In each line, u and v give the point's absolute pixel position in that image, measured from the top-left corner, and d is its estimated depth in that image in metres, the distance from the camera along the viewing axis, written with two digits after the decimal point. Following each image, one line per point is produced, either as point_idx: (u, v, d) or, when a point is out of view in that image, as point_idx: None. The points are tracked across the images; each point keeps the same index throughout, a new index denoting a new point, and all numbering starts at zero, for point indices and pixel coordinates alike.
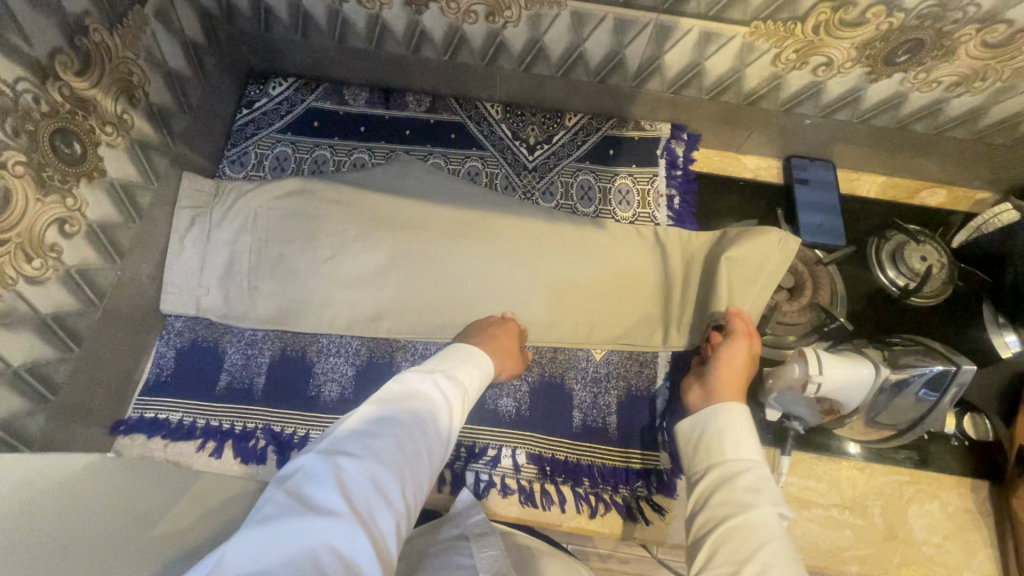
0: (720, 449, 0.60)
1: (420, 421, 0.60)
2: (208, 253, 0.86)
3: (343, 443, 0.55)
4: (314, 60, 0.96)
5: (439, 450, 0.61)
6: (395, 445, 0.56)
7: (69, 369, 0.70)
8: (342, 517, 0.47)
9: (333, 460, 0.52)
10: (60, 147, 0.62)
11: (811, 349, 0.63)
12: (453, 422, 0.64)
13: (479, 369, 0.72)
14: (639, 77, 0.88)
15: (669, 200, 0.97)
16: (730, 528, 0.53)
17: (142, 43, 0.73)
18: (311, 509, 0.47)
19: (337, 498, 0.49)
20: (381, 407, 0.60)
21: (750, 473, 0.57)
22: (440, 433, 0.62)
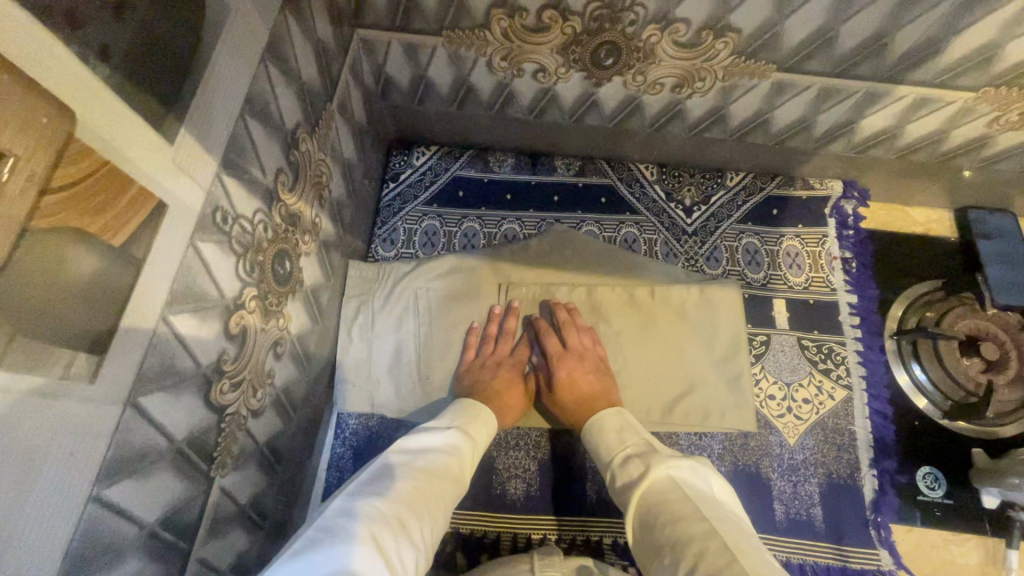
0: (606, 449, 0.64)
1: (440, 469, 0.60)
2: (377, 343, 0.83)
3: (367, 489, 0.54)
4: (462, 129, 0.92)
5: (454, 497, 0.60)
6: (411, 487, 0.55)
7: (272, 490, 0.66)
8: (364, 546, 0.46)
9: (360, 503, 0.51)
10: (277, 270, 0.59)
11: None
12: (465, 469, 0.63)
13: (490, 426, 0.70)
14: (824, 139, 0.82)
15: (844, 263, 0.91)
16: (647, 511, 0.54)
17: (329, 141, 0.69)
18: (338, 539, 0.47)
19: (358, 530, 0.48)
20: (404, 454, 0.60)
21: (633, 454, 0.61)
22: (456, 478, 0.61)
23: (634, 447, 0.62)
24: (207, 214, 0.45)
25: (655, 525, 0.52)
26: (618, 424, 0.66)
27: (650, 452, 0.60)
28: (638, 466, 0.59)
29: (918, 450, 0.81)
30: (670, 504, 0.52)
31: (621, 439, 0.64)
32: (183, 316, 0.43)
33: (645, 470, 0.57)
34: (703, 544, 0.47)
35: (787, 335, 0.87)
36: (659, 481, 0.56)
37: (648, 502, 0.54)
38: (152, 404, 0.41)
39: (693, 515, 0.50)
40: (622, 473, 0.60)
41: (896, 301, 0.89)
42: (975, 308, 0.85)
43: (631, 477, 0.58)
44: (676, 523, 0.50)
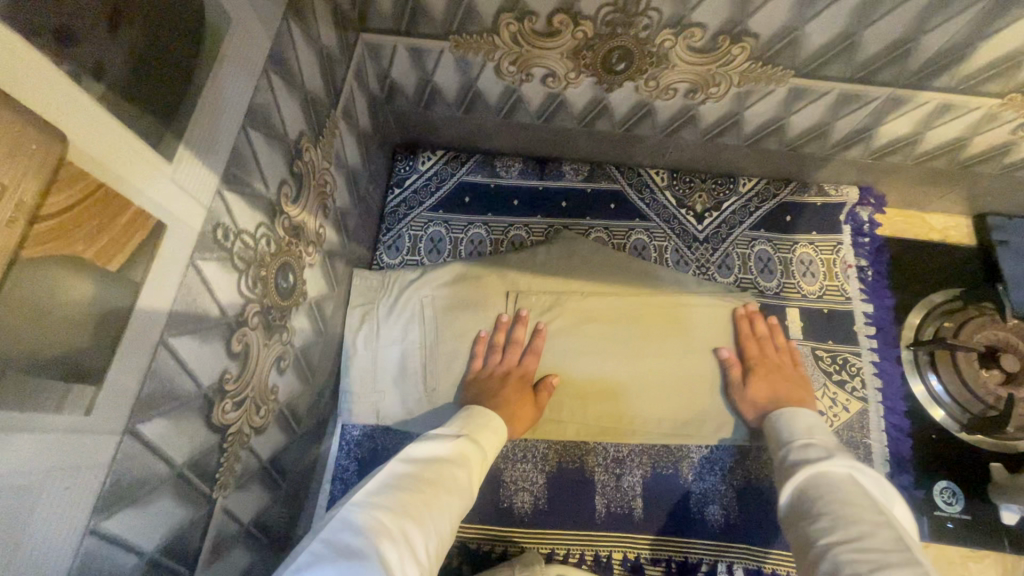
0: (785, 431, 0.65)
1: (446, 477, 0.58)
2: (382, 353, 0.82)
3: (372, 498, 0.53)
4: (468, 134, 0.90)
5: (460, 509, 0.58)
6: (416, 496, 0.54)
7: (276, 506, 0.65)
8: (367, 561, 0.45)
9: (366, 513, 0.50)
10: (281, 283, 0.57)
11: None
12: (472, 479, 0.61)
13: (497, 433, 0.69)
14: (840, 146, 0.80)
15: (859, 272, 0.89)
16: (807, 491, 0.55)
17: (334, 149, 0.67)
18: (341, 553, 0.46)
19: (361, 544, 0.46)
20: (410, 463, 0.59)
21: (816, 442, 0.61)
22: (462, 489, 0.59)
23: (825, 440, 0.61)
24: (207, 231, 0.43)
25: (817, 504, 0.52)
26: (809, 422, 0.65)
27: (834, 446, 0.60)
28: (821, 453, 0.58)
29: (935, 464, 0.78)
30: (835, 491, 0.53)
31: (815, 429, 0.64)
32: (183, 337, 0.42)
33: (827, 456, 0.57)
34: (869, 534, 0.47)
35: (800, 346, 0.85)
36: (836, 468, 0.55)
37: (818, 482, 0.55)
38: (151, 431, 0.40)
39: (863, 508, 0.50)
40: (795, 453, 0.61)
41: (913, 310, 0.87)
42: (996, 318, 0.82)
43: (807, 458, 0.58)
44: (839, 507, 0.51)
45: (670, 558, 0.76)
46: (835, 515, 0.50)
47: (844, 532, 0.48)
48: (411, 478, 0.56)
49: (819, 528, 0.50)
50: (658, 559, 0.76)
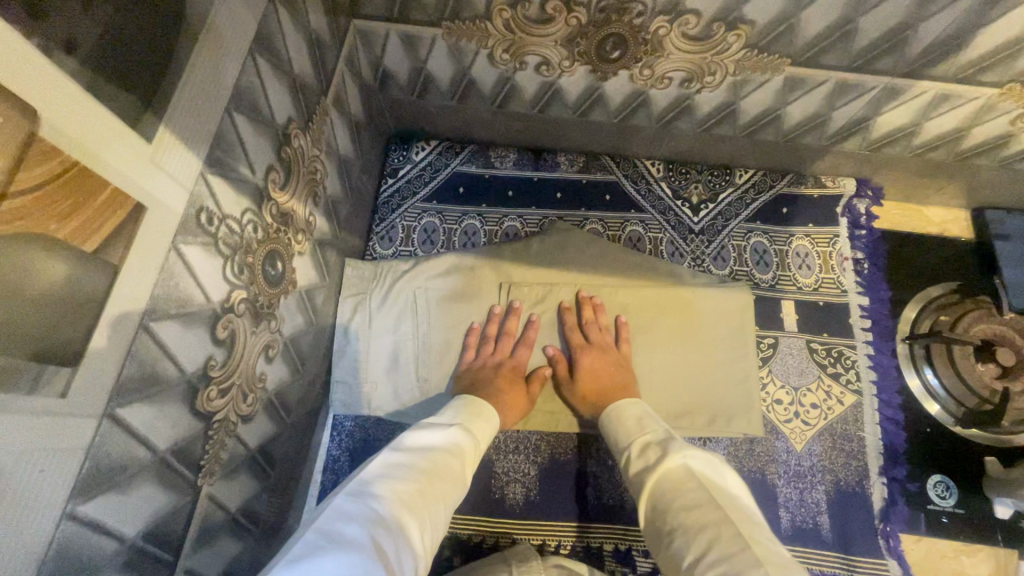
0: (627, 432, 0.63)
1: (441, 467, 0.58)
2: (375, 343, 0.81)
3: (367, 486, 0.52)
4: (463, 124, 0.89)
5: (454, 499, 0.57)
6: (411, 486, 0.53)
7: (265, 496, 0.65)
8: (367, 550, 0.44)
9: (361, 503, 0.49)
10: (268, 271, 0.57)
11: None
12: (465, 471, 0.61)
13: (490, 424, 0.69)
14: (837, 137, 0.79)
15: (856, 265, 0.88)
16: (654, 496, 0.53)
17: (324, 136, 0.66)
18: (339, 541, 0.44)
19: (359, 532, 0.45)
20: (405, 452, 0.58)
21: (653, 440, 0.60)
22: (457, 480, 0.59)
23: (657, 432, 0.61)
24: (190, 215, 0.43)
25: (666, 516, 0.50)
26: (638, 414, 0.65)
27: (669, 438, 0.59)
28: (655, 451, 0.57)
29: (929, 458, 0.78)
30: (675, 496, 0.51)
31: (644, 426, 0.63)
32: (164, 323, 0.41)
33: (663, 455, 0.56)
34: (720, 539, 0.45)
35: (795, 338, 0.85)
36: (672, 467, 0.54)
37: (661, 489, 0.53)
38: (132, 415, 0.39)
39: (712, 505, 0.48)
40: (638, 458, 0.59)
41: (910, 304, 0.86)
42: (992, 313, 0.83)
43: (651, 461, 0.56)
44: (685, 511, 0.49)
45: None
46: (681, 526, 0.48)
47: (698, 544, 0.46)
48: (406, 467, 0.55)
49: (676, 545, 0.48)
50: (648, 551, 0.75)
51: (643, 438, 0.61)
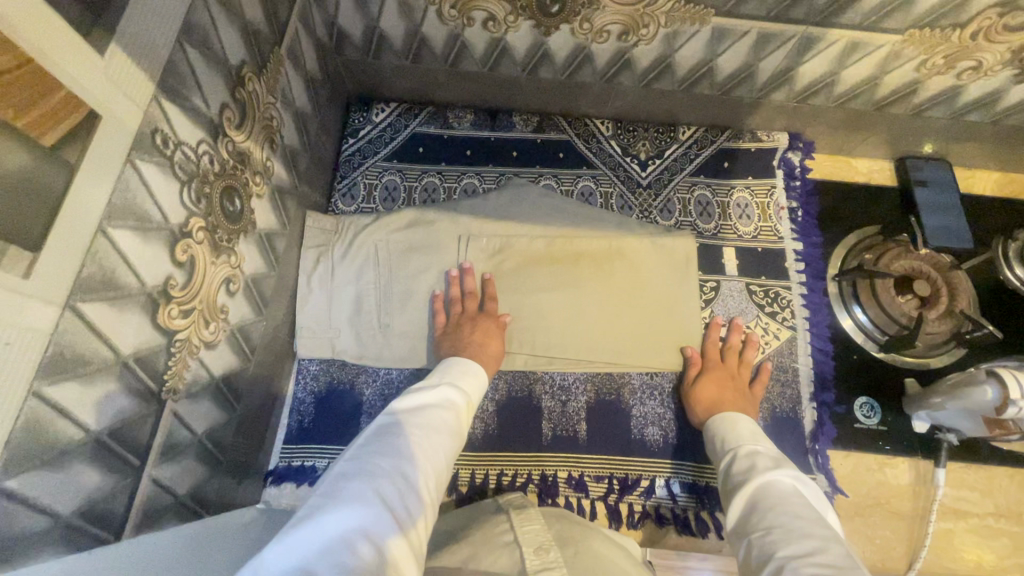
0: (731, 439, 0.69)
1: (434, 426, 0.61)
2: (338, 293, 0.85)
3: (366, 448, 0.55)
4: (420, 85, 0.93)
5: (451, 452, 0.61)
6: (408, 442, 0.56)
7: (231, 429, 0.68)
8: (372, 506, 0.46)
9: (362, 461, 0.52)
10: (226, 205, 0.60)
11: (1008, 373, 0.63)
12: (458, 429, 0.64)
13: (476, 384, 0.73)
14: (767, 89, 0.85)
15: (791, 213, 0.94)
16: (754, 501, 0.57)
17: (280, 85, 0.70)
18: (343, 496, 0.47)
19: (363, 490, 0.48)
20: (397, 415, 0.61)
21: (764, 452, 0.64)
22: (450, 435, 0.62)
23: (768, 449, 0.65)
24: (145, 134, 0.46)
25: (762, 518, 0.54)
26: (751, 426, 0.70)
27: (779, 458, 0.63)
28: (762, 462, 0.62)
29: (855, 381, 0.85)
30: (778, 505, 0.54)
31: (756, 437, 0.68)
32: (123, 231, 0.45)
33: (766, 468, 0.61)
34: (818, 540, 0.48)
35: (735, 281, 0.90)
36: (777, 479, 0.59)
37: (761, 496, 0.57)
38: (93, 313, 0.43)
39: (813, 522, 0.51)
40: (738, 467, 0.64)
41: (837, 248, 0.93)
42: (909, 249, 0.89)
43: (750, 470, 0.61)
44: (785, 514, 0.53)
45: (612, 476, 0.80)
46: (780, 524, 0.51)
47: (794, 540, 0.49)
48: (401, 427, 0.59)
49: (769, 539, 0.51)
50: (601, 477, 0.80)
51: (752, 448, 0.65)
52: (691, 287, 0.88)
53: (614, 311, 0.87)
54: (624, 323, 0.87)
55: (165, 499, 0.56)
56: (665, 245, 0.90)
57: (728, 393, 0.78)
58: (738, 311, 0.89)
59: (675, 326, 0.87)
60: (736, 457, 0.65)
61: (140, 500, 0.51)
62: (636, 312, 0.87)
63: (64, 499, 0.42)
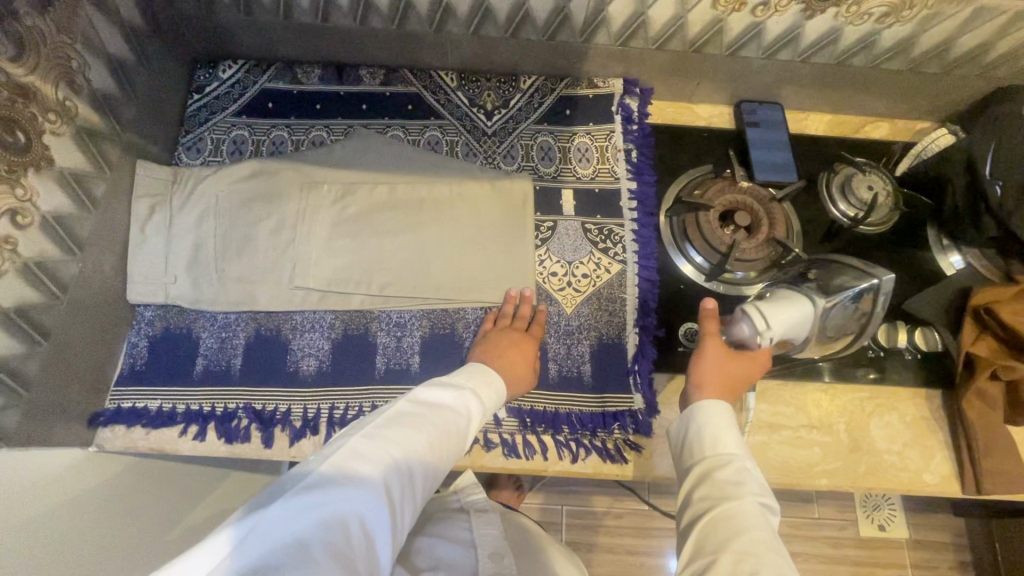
0: (719, 444, 0.64)
1: (450, 424, 0.65)
2: (174, 241, 0.87)
3: (384, 432, 0.61)
4: (262, 40, 0.95)
5: (456, 453, 0.66)
6: (423, 441, 0.62)
7: (39, 364, 0.69)
8: (369, 494, 0.54)
9: (376, 448, 0.58)
10: (2, 136, 0.61)
11: (754, 308, 0.68)
12: (472, 430, 0.69)
13: (500, 390, 0.74)
14: (587, 32, 0.89)
15: (627, 154, 0.98)
16: (718, 528, 0.56)
17: (77, 27, 0.71)
18: (354, 479, 0.55)
19: (367, 477, 0.56)
20: (418, 404, 0.66)
21: (747, 471, 0.61)
22: (459, 438, 0.66)
23: (755, 467, 0.62)
24: None
25: (719, 549, 0.54)
26: (736, 433, 0.64)
27: (763, 482, 0.60)
28: (733, 479, 0.60)
29: (679, 308, 0.89)
30: (742, 539, 0.54)
31: (734, 443, 0.63)
32: None
33: (745, 495, 0.58)
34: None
35: (572, 221, 0.94)
36: (748, 506, 0.57)
37: (723, 518, 0.57)
38: None
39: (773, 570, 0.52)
40: (721, 476, 0.61)
41: (671, 186, 0.97)
42: (733, 184, 0.95)
43: (731, 490, 0.59)
44: (745, 549, 0.53)
45: None
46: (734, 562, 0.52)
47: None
48: (422, 420, 0.64)
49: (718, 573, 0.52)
50: None
51: (735, 458, 0.62)
52: (525, 226, 0.92)
53: (451, 251, 0.90)
54: (461, 262, 0.90)
55: None
56: (502, 188, 0.94)
57: (738, 383, 0.70)
58: (573, 248, 0.93)
59: (509, 263, 0.90)
60: (709, 464, 0.62)
61: None
62: (472, 251, 0.91)
63: None
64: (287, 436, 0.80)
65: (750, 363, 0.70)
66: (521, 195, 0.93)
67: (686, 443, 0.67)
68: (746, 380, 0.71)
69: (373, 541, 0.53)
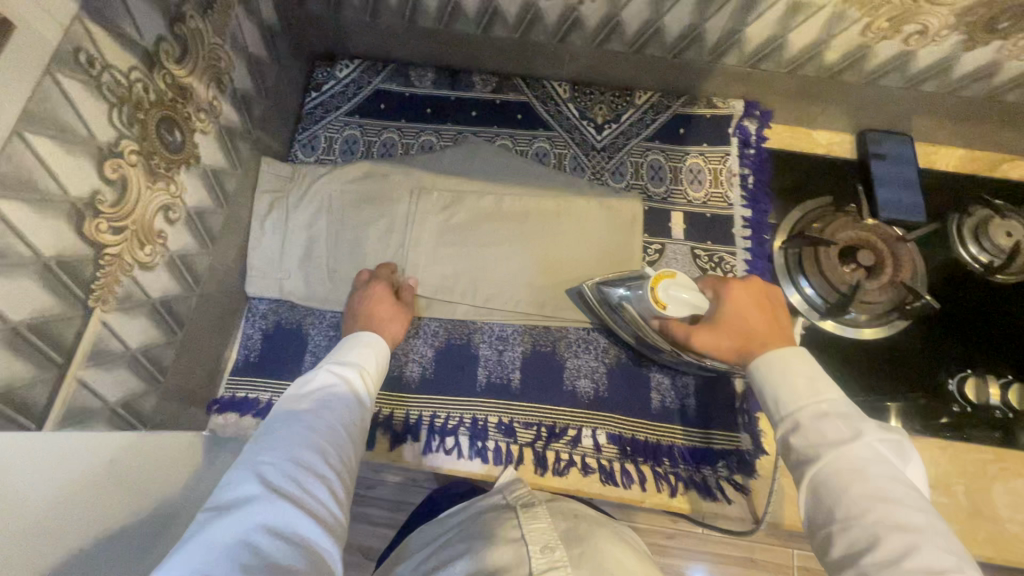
0: (787, 399, 0.56)
1: (316, 408, 0.63)
2: (290, 237, 0.88)
3: (255, 450, 0.58)
4: (382, 42, 0.95)
5: (351, 424, 0.65)
6: (300, 432, 0.60)
7: (173, 351, 0.73)
8: (268, 503, 0.52)
9: (251, 465, 0.56)
10: (165, 135, 0.64)
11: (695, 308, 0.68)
12: (356, 402, 0.67)
13: (374, 349, 0.75)
14: (717, 51, 0.86)
15: (742, 180, 0.95)
16: (821, 488, 0.51)
17: (228, 28, 0.73)
18: (241, 501, 0.52)
19: (254, 490, 0.53)
20: (285, 408, 0.63)
21: (832, 411, 0.54)
22: (345, 414, 0.65)
23: (835, 397, 0.55)
24: (68, 51, 0.50)
25: (844, 506, 0.49)
26: (809, 373, 0.57)
27: (852, 413, 0.54)
28: (843, 432, 0.52)
29: None
30: (850, 492, 0.49)
31: (817, 388, 0.56)
32: (46, 140, 0.49)
33: (840, 442, 0.52)
34: (918, 546, 0.45)
35: (681, 245, 0.92)
36: (846, 456, 0.51)
37: (840, 474, 0.50)
38: (8, 209, 0.47)
39: (897, 509, 0.47)
40: (801, 437, 0.54)
41: (786, 217, 0.93)
42: (857, 220, 0.89)
43: (817, 442, 0.53)
44: (883, 506, 0.47)
45: (541, 424, 0.82)
46: (874, 523, 0.47)
47: (886, 546, 0.45)
48: (281, 422, 0.61)
49: (853, 539, 0.47)
50: (530, 424, 0.82)
51: (866, 442, 0.51)
52: (634, 248, 0.90)
53: (557, 267, 0.89)
54: (568, 280, 0.89)
55: (93, 403, 0.60)
56: (612, 206, 0.92)
57: (770, 318, 0.67)
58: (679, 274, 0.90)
59: None
60: (846, 448, 0.51)
61: (66, 396, 0.56)
62: (578, 269, 0.89)
63: None
64: (388, 439, 0.82)
65: (738, 302, 0.68)
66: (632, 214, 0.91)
67: (830, 443, 0.52)
68: (767, 305, 0.68)
69: (294, 535, 0.51)
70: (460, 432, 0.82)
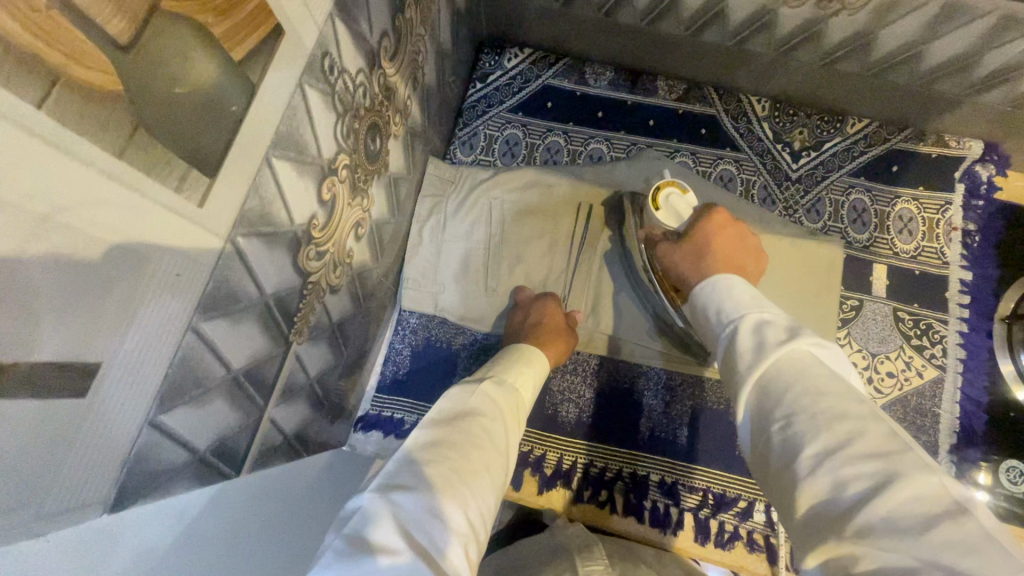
0: (730, 309, 0.46)
1: (470, 435, 0.48)
2: (446, 247, 0.81)
3: (396, 475, 0.43)
4: (564, 35, 0.85)
5: (501, 472, 0.49)
6: (451, 466, 0.44)
7: (337, 372, 0.68)
8: (408, 557, 0.36)
9: (390, 496, 0.40)
10: (370, 144, 0.56)
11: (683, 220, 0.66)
12: (508, 442, 0.52)
13: (534, 368, 0.62)
14: (980, 85, 0.71)
15: (965, 236, 0.81)
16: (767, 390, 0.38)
17: (431, 16, 0.63)
18: (372, 544, 0.36)
19: (389, 537, 0.37)
20: (433, 429, 0.49)
21: (775, 321, 0.43)
22: (498, 454, 0.49)
23: (778, 313, 0.44)
24: (317, 57, 0.41)
25: (784, 400, 0.37)
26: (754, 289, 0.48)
27: (795, 322, 0.43)
28: (782, 335, 0.41)
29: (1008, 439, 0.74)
30: (795, 385, 0.37)
31: (760, 302, 0.46)
32: (283, 165, 0.41)
33: (789, 338, 0.40)
34: (863, 432, 0.33)
35: (882, 304, 0.80)
36: (795, 354, 0.39)
37: (778, 373, 0.38)
38: (249, 250, 0.40)
39: (843, 398, 0.35)
40: (743, 342, 0.42)
41: (1017, 287, 0.79)
42: None
43: (759, 345, 0.41)
44: (830, 397, 0.36)
45: (708, 489, 0.75)
46: (813, 413, 0.35)
47: (824, 436, 0.34)
48: (428, 446, 0.46)
49: (788, 436, 0.35)
50: (695, 488, 0.75)
51: (805, 346, 0.40)
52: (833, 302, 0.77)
53: None
54: None
55: (277, 439, 0.55)
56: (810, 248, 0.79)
57: (742, 253, 0.58)
58: (877, 337, 0.79)
59: None
60: (781, 347, 0.40)
61: (260, 437, 0.50)
62: None
63: (202, 435, 0.41)
64: (538, 481, 0.76)
65: (720, 227, 0.59)
66: (834, 261, 0.78)
67: (770, 345, 0.40)
68: (750, 247, 0.59)
69: None
70: (614, 484, 0.76)
